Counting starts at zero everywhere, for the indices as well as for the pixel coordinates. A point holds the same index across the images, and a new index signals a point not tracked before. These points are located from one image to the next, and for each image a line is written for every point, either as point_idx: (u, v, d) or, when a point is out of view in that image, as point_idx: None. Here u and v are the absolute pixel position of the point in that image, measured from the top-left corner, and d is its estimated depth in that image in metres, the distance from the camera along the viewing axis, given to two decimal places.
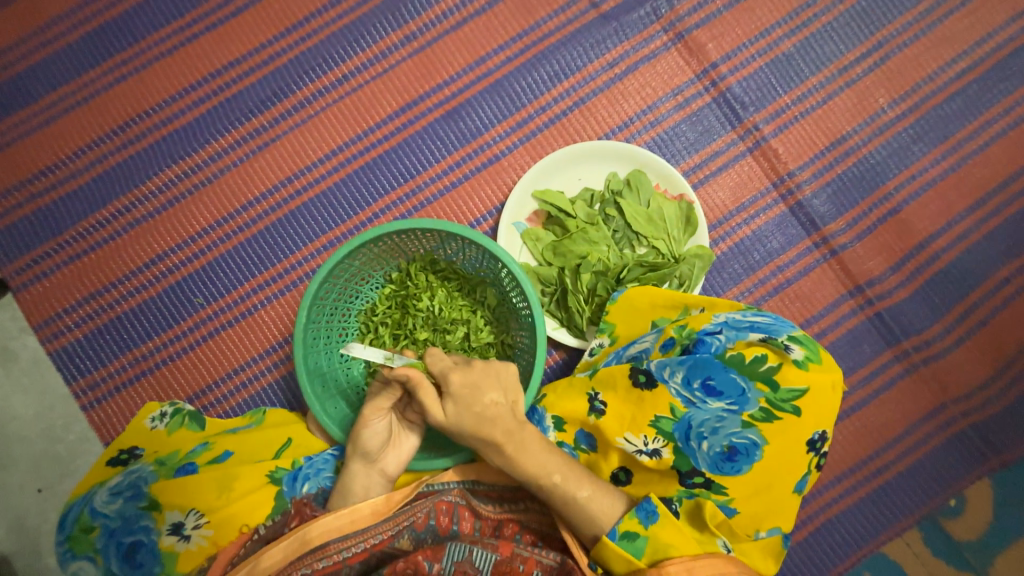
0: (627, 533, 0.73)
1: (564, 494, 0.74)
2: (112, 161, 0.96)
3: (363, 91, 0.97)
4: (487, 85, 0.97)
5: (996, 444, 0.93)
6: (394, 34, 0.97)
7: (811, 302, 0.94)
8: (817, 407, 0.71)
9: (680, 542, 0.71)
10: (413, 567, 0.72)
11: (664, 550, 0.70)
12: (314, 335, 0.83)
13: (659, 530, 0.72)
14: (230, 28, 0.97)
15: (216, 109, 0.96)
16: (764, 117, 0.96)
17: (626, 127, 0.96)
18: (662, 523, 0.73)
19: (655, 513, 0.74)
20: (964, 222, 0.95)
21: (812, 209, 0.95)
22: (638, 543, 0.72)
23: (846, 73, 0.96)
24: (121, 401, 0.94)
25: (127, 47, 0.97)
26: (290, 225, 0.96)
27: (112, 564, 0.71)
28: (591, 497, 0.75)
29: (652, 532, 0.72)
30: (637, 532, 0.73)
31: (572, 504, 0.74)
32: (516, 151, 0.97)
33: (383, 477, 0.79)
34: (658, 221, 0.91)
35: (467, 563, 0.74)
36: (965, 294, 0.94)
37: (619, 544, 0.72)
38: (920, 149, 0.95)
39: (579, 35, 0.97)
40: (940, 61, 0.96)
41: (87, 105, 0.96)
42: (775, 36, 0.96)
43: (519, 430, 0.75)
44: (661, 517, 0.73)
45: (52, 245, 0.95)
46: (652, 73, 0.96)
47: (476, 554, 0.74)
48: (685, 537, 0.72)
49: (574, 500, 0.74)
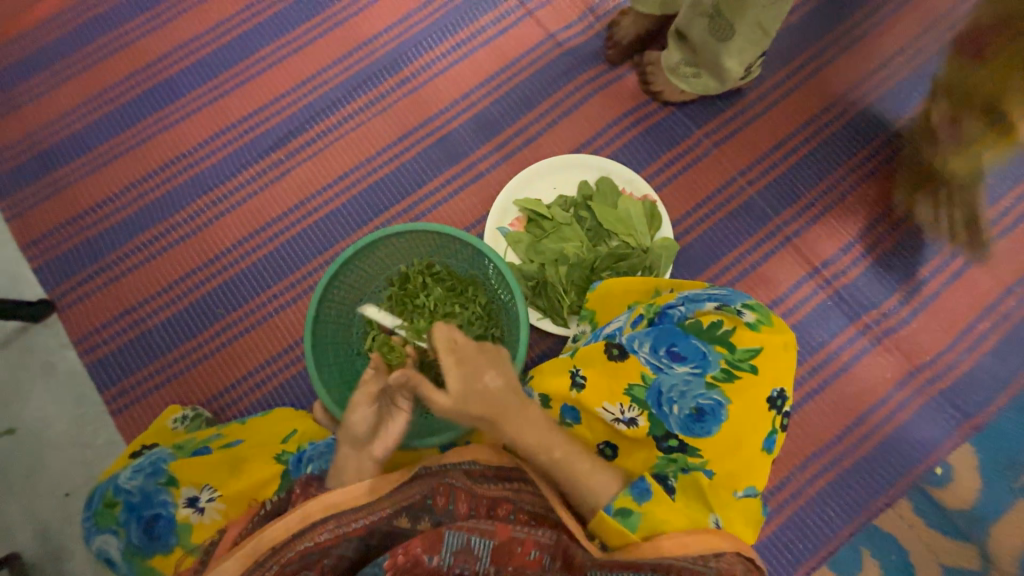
0: (622, 509, 0.76)
1: (565, 468, 0.80)
2: (150, 196, 1.11)
3: (365, 127, 1.13)
4: (470, 116, 1.13)
5: (969, 410, 0.96)
6: (390, 80, 1.14)
7: (774, 284, 1.03)
8: (773, 365, 0.78)
9: (672, 517, 0.75)
10: (414, 560, 0.76)
11: (659, 525, 0.74)
12: (323, 330, 0.94)
13: (652, 507, 0.76)
14: (254, 83, 1.16)
15: (242, 148, 1.13)
16: (711, 127, 1.09)
17: (593, 143, 1.11)
18: (656, 501, 0.77)
19: (649, 491, 0.77)
20: (905, 205, 1.05)
21: (763, 202, 1.06)
22: (633, 518, 0.75)
23: (781, 86, 1.11)
24: (147, 405, 1.02)
25: (169, 103, 1.15)
26: (302, 241, 1.09)
27: (132, 536, 0.75)
28: (592, 472, 0.80)
29: (646, 508, 0.76)
30: (631, 509, 0.76)
31: (576, 478, 0.80)
32: (498, 169, 1.11)
33: (374, 461, 0.81)
34: (626, 220, 1.01)
35: (466, 550, 0.77)
36: (916, 268, 1.02)
37: (615, 518, 0.76)
38: (855, 145, 1.08)
39: (547, 71, 1.14)
40: (862, 72, 1.11)
41: (133, 152, 1.14)
42: None
43: (524, 409, 0.81)
44: (654, 494, 0.77)
45: (95, 268, 1.08)
46: (611, 97, 1.12)
47: (474, 540, 0.77)
48: (677, 513, 0.76)
49: (577, 474, 0.80)
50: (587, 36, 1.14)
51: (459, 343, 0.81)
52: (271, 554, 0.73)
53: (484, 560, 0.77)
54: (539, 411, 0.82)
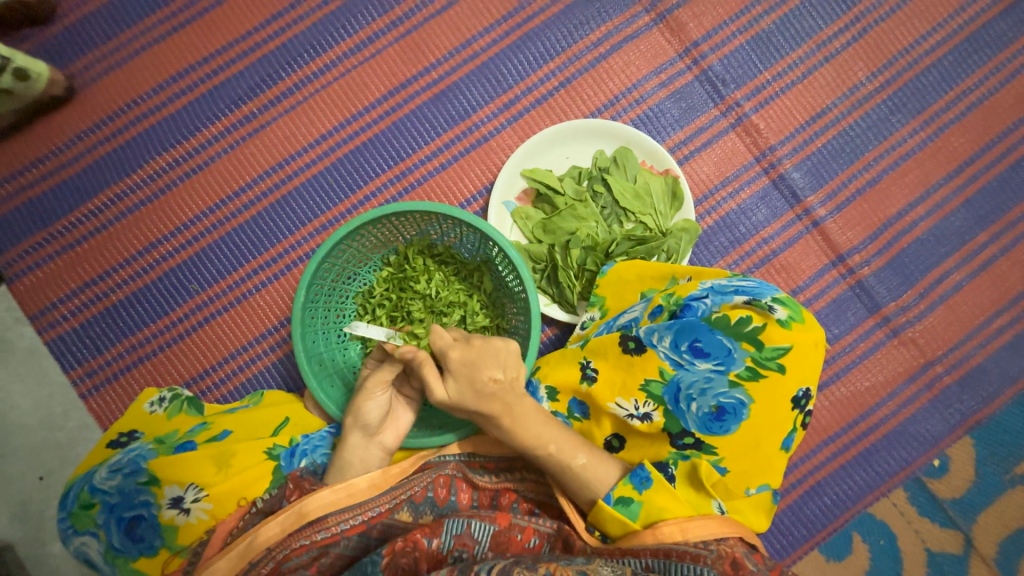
0: (621, 498, 0.74)
1: (559, 463, 0.76)
2: (103, 150, 0.96)
3: (351, 76, 0.98)
4: (474, 68, 0.98)
5: (974, 404, 0.96)
6: (381, 19, 0.98)
7: (796, 272, 0.97)
8: (800, 365, 0.73)
9: (673, 505, 0.72)
10: (413, 544, 0.70)
11: (658, 513, 0.71)
12: (311, 316, 0.85)
13: (653, 495, 0.73)
14: (217, 16, 0.97)
15: (205, 98, 0.97)
16: (745, 94, 0.98)
17: (612, 106, 0.98)
18: (655, 489, 0.73)
19: (649, 480, 0.75)
20: (941, 190, 0.98)
21: (793, 182, 0.97)
22: (633, 507, 0.73)
23: (824, 47, 0.98)
24: (120, 387, 0.95)
25: (114, 37, 0.97)
26: (282, 209, 0.97)
27: (113, 538, 0.70)
28: (585, 465, 0.77)
29: (646, 497, 0.73)
30: (631, 497, 0.74)
31: (569, 472, 0.76)
32: (504, 133, 0.98)
33: (382, 451, 0.80)
34: (645, 196, 0.93)
35: (467, 535, 0.73)
36: (944, 259, 0.97)
37: (615, 508, 0.73)
38: (898, 120, 0.98)
39: (564, 16, 0.98)
40: (915, 34, 0.99)
41: (76, 96, 0.96)
42: (756, 13, 0.98)
43: (522, 405, 0.77)
44: (655, 482, 0.74)
45: (44, 234, 0.95)
46: (635, 52, 0.98)
47: (475, 525, 0.74)
48: (678, 502, 0.72)
49: (569, 467, 0.77)
50: None
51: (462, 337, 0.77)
52: (265, 553, 0.69)
53: (484, 544, 0.74)
54: (537, 405, 0.79)
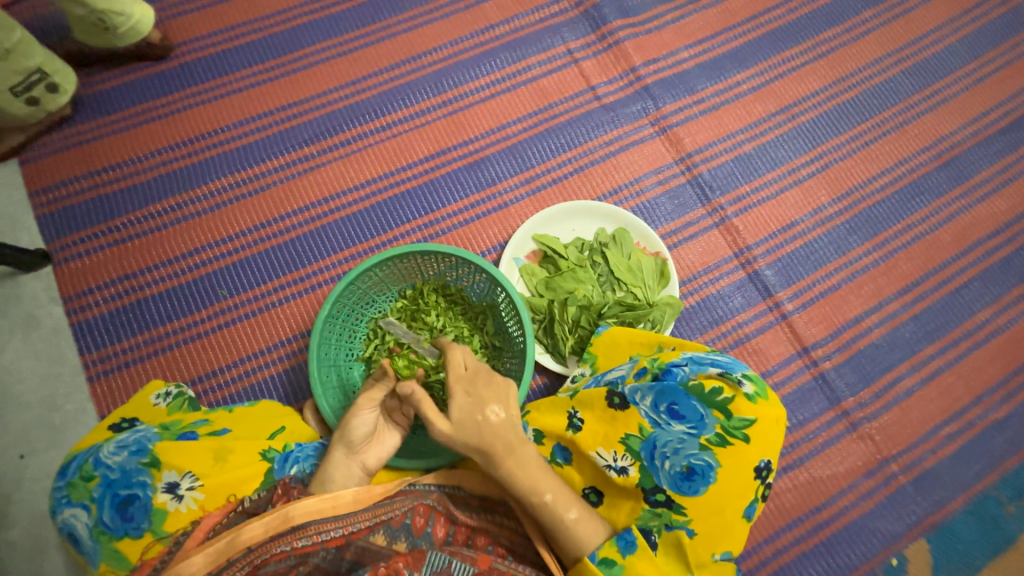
0: (605, 559, 0.79)
1: (554, 515, 0.80)
2: (175, 165, 1.11)
3: (401, 138, 1.16)
4: (505, 147, 1.17)
5: (928, 507, 1.01)
6: (434, 98, 1.18)
7: (766, 356, 1.07)
8: (764, 437, 0.79)
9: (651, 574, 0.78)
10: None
11: None
12: (329, 330, 0.93)
13: (635, 561, 0.79)
14: (300, 76, 1.18)
15: (275, 137, 1.14)
16: (728, 199, 1.16)
17: (616, 194, 1.15)
18: (638, 554, 0.80)
19: (634, 544, 0.80)
20: (892, 303, 1.12)
21: (766, 278, 1.11)
22: (615, 569, 0.79)
23: (794, 173, 1.19)
24: (128, 376, 0.99)
25: (211, 79, 1.16)
26: (319, 237, 1.09)
27: (103, 514, 0.71)
28: (577, 521, 0.80)
29: (629, 561, 0.79)
30: (615, 560, 0.79)
31: (562, 526, 0.80)
32: (522, 202, 1.14)
33: (362, 470, 0.83)
34: (636, 271, 1.06)
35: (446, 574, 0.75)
36: (896, 363, 1.08)
37: (597, 567, 0.79)
38: (855, 240, 1.15)
39: (584, 118, 1.19)
40: (869, 173, 1.20)
41: (165, 119, 1.13)
42: (740, 139, 1.20)
43: (521, 449, 0.82)
44: (638, 547, 0.80)
45: (101, 228, 1.06)
46: (639, 154, 1.17)
47: (456, 565, 0.76)
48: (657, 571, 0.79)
49: (562, 520, 0.80)
50: (626, 93, 1.21)
51: (472, 368, 0.84)
52: (244, 554, 0.71)
53: None
54: (534, 452, 0.83)
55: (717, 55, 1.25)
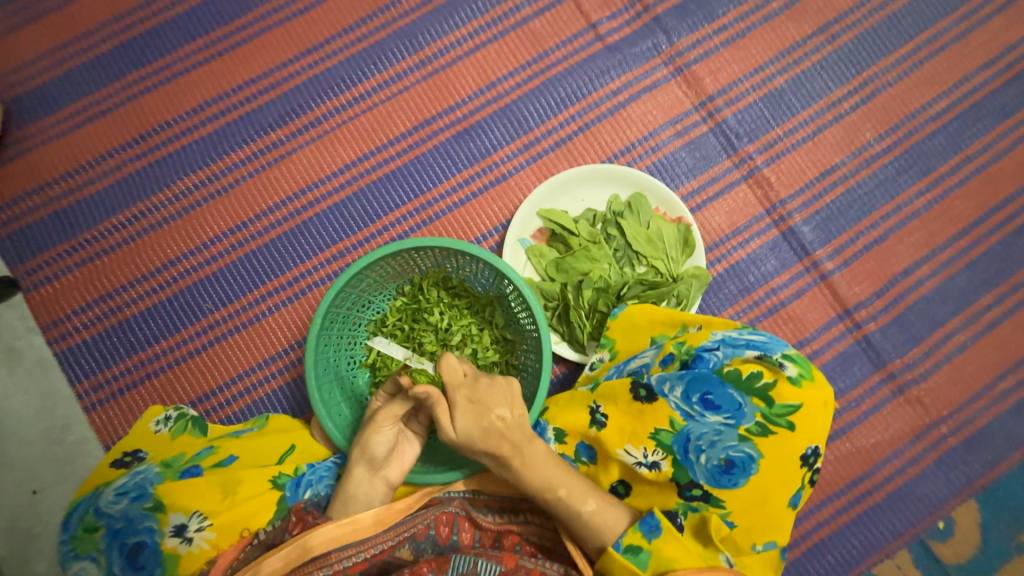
0: (630, 546, 0.73)
1: (568, 509, 0.75)
2: (132, 168, 0.99)
3: (378, 110, 1.01)
4: (497, 109, 1.01)
5: (979, 467, 0.95)
6: (410, 58, 1.02)
7: (803, 323, 0.98)
8: (810, 423, 0.71)
9: (682, 556, 0.72)
10: None
11: (667, 563, 0.71)
12: (325, 343, 0.86)
13: (662, 544, 0.73)
14: (254, 47, 1.01)
15: (236, 123, 1.00)
16: (757, 147, 1.01)
17: (628, 153, 1.01)
18: (665, 538, 0.73)
19: (658, 528, 0.74)
20: (946, 251, 1.00)
21: (802, 236, 0.99)
22: (642, 556, 0.73)
23: (835, 107, 1.02)
24: (125, 403, 0.94)
25: (153, 60, 1.01)
26: (302, 235, 0.99)
27: (113, 565, 0.69)
28: (595, 512, 0.75)
29: (655, 546, 0.73)
30: (640, 546, 0.73)
31: (577, 519, 0.75)
32: (522, 172, 1.01)
33: (386, 486, 0.79)
34: (657, 241, 0.95)
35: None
36: (948, 318, 0.98)
37: (623, 556, 0.73)
38: (905, 181, 1.01)
39: (585, 65, 1.02)
40: (922, 99, 1.03)
41: (110, 115, 0.99)
42: (769, 72, 1.02)
43: (531, 447, 0.76)
44: (663, 531, 0.74)
45: (65, 247, 0.97)
46: (652, 102, 1.02)
47: (481, 565, 0.74)
48: (687, 553, 0.72)
49: (578, 514, 0.75)
50: (633, 29, 1.03)
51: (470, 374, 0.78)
52: None
53: None
54: (545, 447, 0.78)
55: None
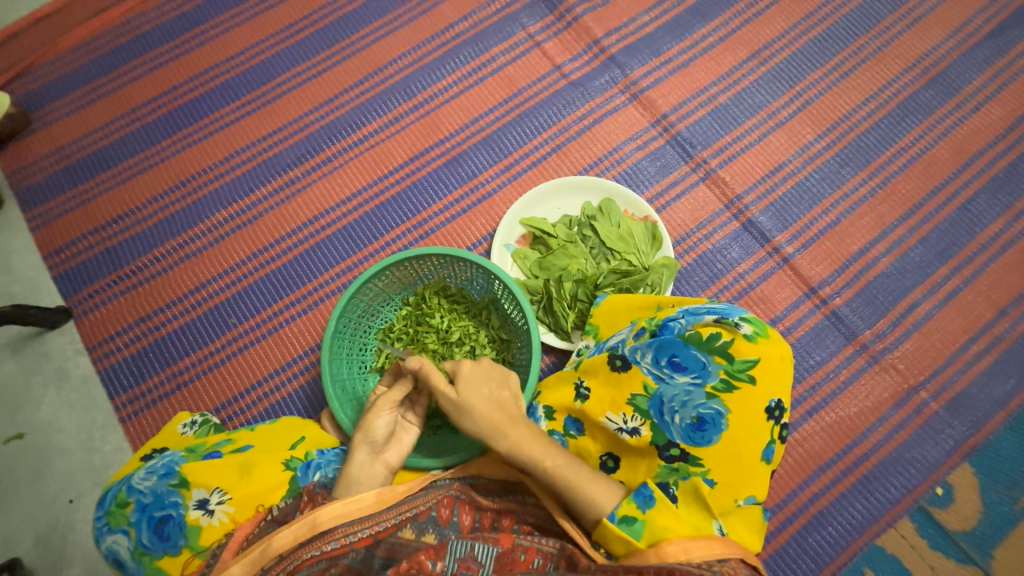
0: (625, 517, 0.75)
1: (566, 477, 0.79)
2: (172, 209, 1.16)
3: (379, 147, 1.18)
4: (480, 139, 1.18)
5: (966, 429, 0.98)
6: (405, 103, 1.21)
7: (773, 303, 1.06)
8: (770, 376, 0.77)
9: (675, 525, 0.74)
10: (417, 567, 0.71)
11: (661, 532, 0.73)
12: (338, 347, 0.95)
13: (656, 514, 0.75)
14: (276, 105, 1.22)
15: (260, 166, 1.18)
16: (710, 153, 1.15)
17: (597, 166, 1.16)
18: (659, 508, 0.75)
19: (653, 499, 0.76)
20: (897, 229, 1.09)
21: (761, 225, 1.10)
22: (637, 526, 0.74)
23: (775, 115, 1.17)
24: (156, 412, 1.04)
25: (193, 122, 1.21)
26: (315, 255, 1.12)
27: (142, 536, 0.75)
28: (591, 480, 0.80)
29: (650, 516, 0.75)
30: (635, 517, 0.75)
31: (575, 487, 0.79)
32: (505, 189, 1.16)
33: (386, 469, 0.85)
34: (628, 238, 1.06)
35: (471, 558, 0.74)
36: (910, 290, 1.05)
37: (619, 527, 0.75)
38: (848, 172, 1.13)
39: (553, 98, 1.20)
40: (853, 103, 1.17)
41: (157, 167, 1.18)
42: (713, 91, 1.19)
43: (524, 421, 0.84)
44: (657, 501, 0.76)
45: (112, 278, 1.11)
46: (615, 123, 1.17)
47: (478, 548, 0.75)
48: (680, 521, 0.74)
49: (576, 482, 0.79)
50: (592, 67, 1.21)
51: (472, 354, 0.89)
52: (277, 562, 0.73)
53: (488, 566, 0.75)
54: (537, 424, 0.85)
55: (679, 13, 1.24)
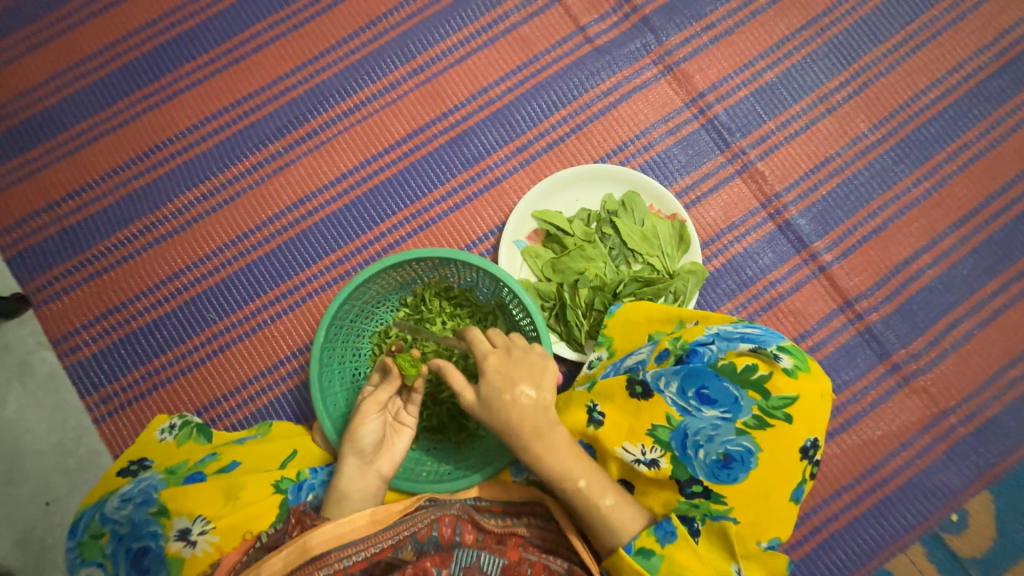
0: (642, 549, 0.73)
1: (587, 501, 0.75)
2: (136, 185, 1.02)
3: (373, 120, 1.03)
4: (489, 114, 1.03)
5: (992, 456, 0.94)
6: (402, 67, 1.04)
7: (804, 316, 0.97)
8: (808, 415, 0.71)
9: (694, 564, 0.72)
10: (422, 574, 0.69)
11: (678, 570, 0.72)
12: (329, 356, 0.86)
13: (675, 551, 0.73)
14: (251, 62, 1.04)
15: (234, 138, 1.03)
16: (750, 142, 1.01)
17: (621, 152, 1.02)
18: (679, 544, 0.73)
19: (673, 534, 0.74)
20: (947, 238, 0.99)
21: (799, 228, 0.99)
22: (654, 560, 0.73)
23: (827, 100, 1.02)
24: (132, 414, 0.96)
25: (154, 80, 1.04)
26: (301, 244, 1.00)
27: (119, 569, 0.71)
28: (612, 508, 0.75)
29: (668, 551, 0.73)
30: (652, 550, 0.73)
31: (595, 513, 0.75)
32: (516, 175, 1.02)
33: (378, 479, 0.78)
34: (652, 239, 0.95)
35: (476, 567, 0.70)
36: (953, 306, 0.97)
37: (635, 558, 0.73)
38: (902, 170, 1.00)
39: (575, 67, 1.03)
40: (916, 88, 1.02)
41: (115, 134, 1.03)
42: (759, 67, 1.03)
43: (553, 432, 0.76)
44: (679, 537, 0.73)
45: (72, 263, 0.99)
46: (644, 101, 1.02)
47: (483, 559, 0.71)
48: (700, 562, 0.72)
49: (597, 509, 0.75)
50: (621, 30, 1.04)
51: (500, 346, 0.80)
52: None
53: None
54: (567, 434, 0.77)
55: None
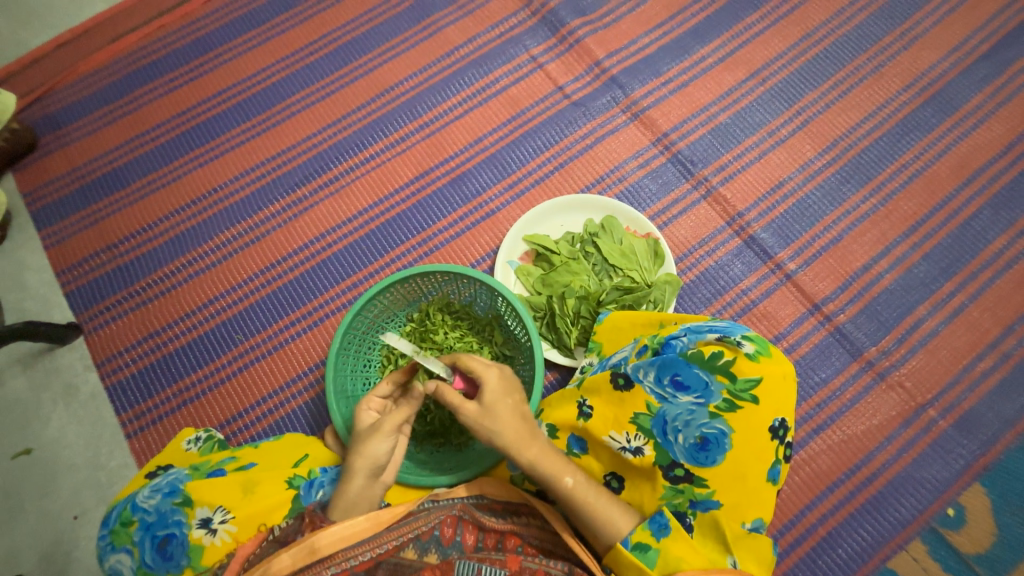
0: (639, 544, 0.76)
1: (581, 498, 0.79)
2: (182, 227, 1.18)
3: (385, 166, 1.21)
4: (485, 158, 1.20)
5: (976, 448, 0.96)
6: (411, 124, 1.24)
7: (777, 319, 1.05)
8: (773, 396, 0.77)
9: (689, 556, 0.75)
10: None
11: (675, 563, 0.73)
12: (343, 362, 0.96)
13: (670, 543, 0.75)
14: (286, 125, 1.25)
15: (268, 186, 1.21)
16: (711, 171, 1.16)
17: (599, 184, 1.17)
18: (674, 537, 0.76)
19: (667, 527, 0.77)
20: (900, 246, 1.09)
21: (762, 241, 1.10)
22: (650, 554, 0.75)
23: (775, 134, 1.18)
24: (162, 428, 1.05)
25: (205, 143, 1.24)
26: (320, 272, 1.14)
27: (145, 556, 0.76)
28: (606, 506, 0.80)
29: (664, 545, 0.75)
30: (648, 544, 0.76)
31: (591, 508, 0.79)
32: (509, 207, 1.17)
33: (381, 489, 0.83)
34: (630, 254, 1.06)
35: None
36: (914, 306, 1.05)
37: (632, 553, 0.75)
38: (849, 189, 1.13)
39: (556, 118, 1.22)
40: (852, 121, 1.18)
41: (168, 187, 1.21)
42: (713, 110, 1.21)
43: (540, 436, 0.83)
44: (672, 530, 0.76)
45: (122, 295, 1.13)
46: (616, 142, 1.19)
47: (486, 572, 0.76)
48: (694, 552, 0.75)
49: (592, 504, 0.79)
50: (594, 87, 1.24)
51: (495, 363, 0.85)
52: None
53: None
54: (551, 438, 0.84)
55: (679, 34, 1.27)
